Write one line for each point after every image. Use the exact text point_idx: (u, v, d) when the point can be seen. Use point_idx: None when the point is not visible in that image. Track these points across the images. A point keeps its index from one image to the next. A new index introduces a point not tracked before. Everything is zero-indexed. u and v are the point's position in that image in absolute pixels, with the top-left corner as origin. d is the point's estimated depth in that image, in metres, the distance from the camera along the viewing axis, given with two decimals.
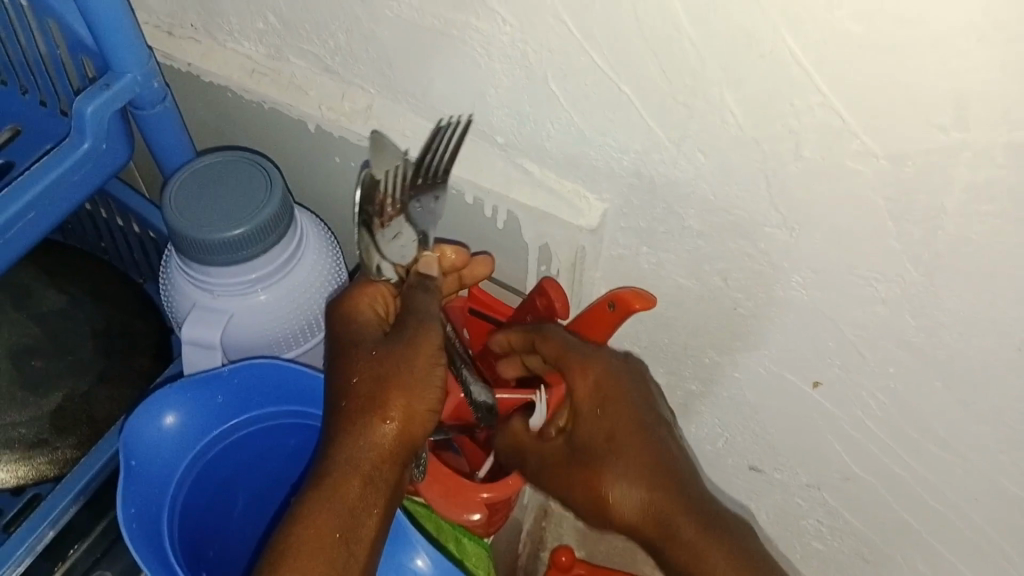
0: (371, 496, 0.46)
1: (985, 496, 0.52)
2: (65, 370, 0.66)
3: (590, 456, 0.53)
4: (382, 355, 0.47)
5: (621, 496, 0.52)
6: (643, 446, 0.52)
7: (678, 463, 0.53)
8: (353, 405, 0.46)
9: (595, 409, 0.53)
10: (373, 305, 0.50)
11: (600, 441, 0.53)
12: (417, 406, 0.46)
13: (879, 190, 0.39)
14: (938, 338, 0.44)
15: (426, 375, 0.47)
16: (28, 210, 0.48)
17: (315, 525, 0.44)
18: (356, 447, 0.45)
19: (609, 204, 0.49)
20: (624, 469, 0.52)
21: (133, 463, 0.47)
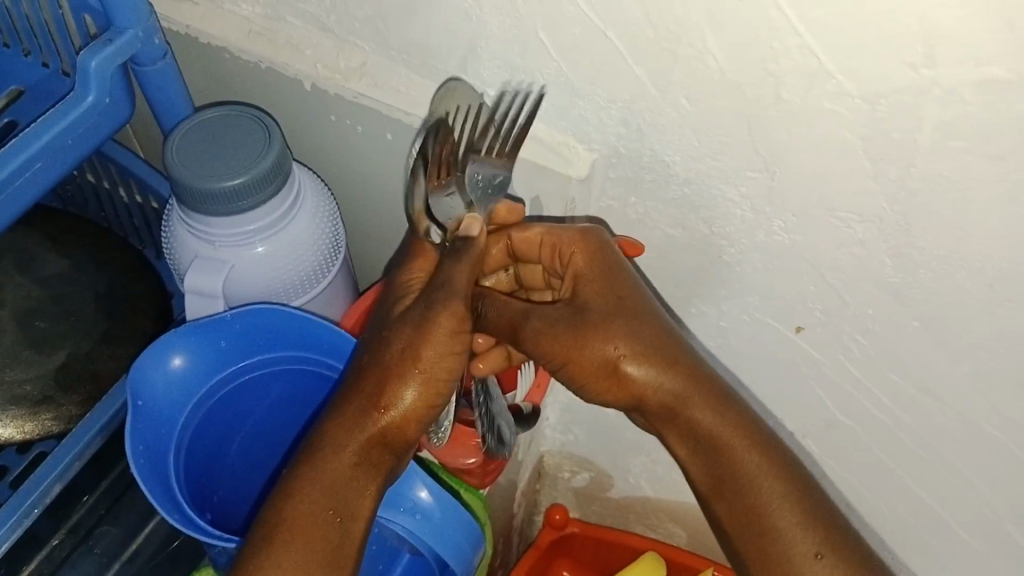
0: (361, 477, 0.47)
1: (962, 436, 0.54)
2: (68, 330, 0.67)
3: (596, 316, 0.49)
4: (394, 336, 0.48)
5: (633, 365, 0.48)
6: (648, 320, 0.49)
7: (681, 345, 0.50)
8: (357, 385, 0.48)
9: (599, 274, 0.50)
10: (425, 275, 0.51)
11: (606, 301, 0.49)
12: (415, 395, 0.47)
13: (853, 129, 0.40)
14: (913, 278, 0.46)
15: (430, 363, 0.47)
16: (35, 160, 0.49)
17: (303, 505, 0.46)
18: (350, 424, 0.47)
19: (597, 154, 0.51)
20: (639, 338, 0.49)
21: (140, 403, 0.49)
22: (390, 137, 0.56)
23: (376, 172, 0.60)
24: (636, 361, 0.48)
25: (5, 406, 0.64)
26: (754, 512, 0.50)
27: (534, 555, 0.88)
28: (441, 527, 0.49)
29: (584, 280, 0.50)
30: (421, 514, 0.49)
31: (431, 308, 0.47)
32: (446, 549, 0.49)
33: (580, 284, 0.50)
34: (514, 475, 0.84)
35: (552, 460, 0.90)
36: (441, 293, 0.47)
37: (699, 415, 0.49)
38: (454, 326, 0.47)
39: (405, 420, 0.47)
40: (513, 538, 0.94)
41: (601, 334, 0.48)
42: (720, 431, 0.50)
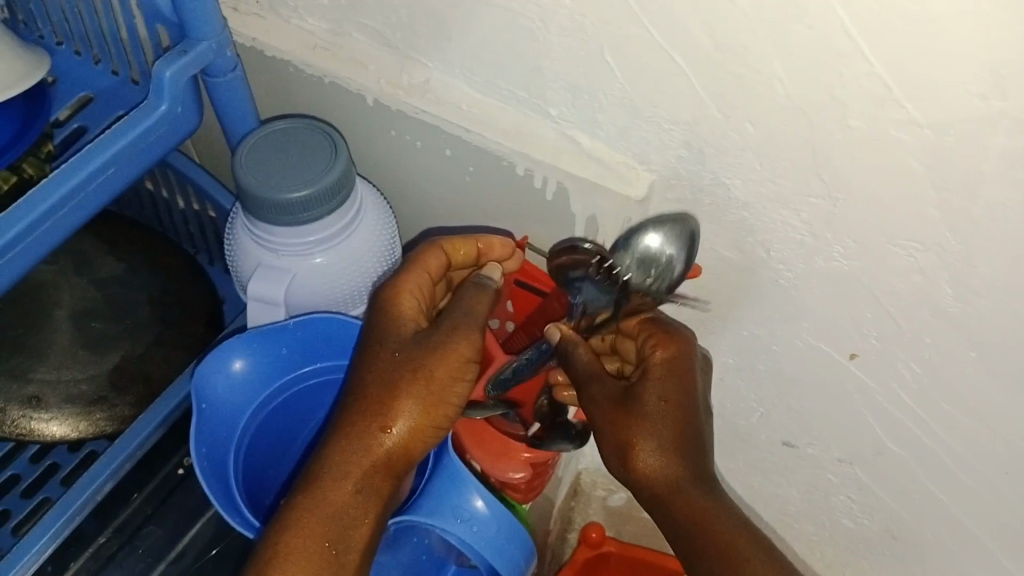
0: (361, 504, 0.48)
1: (1013, 468, 0.54)
2: (122, 333, 0.69)
3: (644, 408, 0.51)
4: (402, 358, 0.49)
5: (650, 455, 0.50)
6: (687, 420, 0.51)
7: (705, 444, 0.52)
8: (361, 406, 0.49)
9: (672, 375, 0.52)
10: (416, 293, 0.52)
11: (661, 397, 0.51)
12: (421, 419, 0.49)
13: (918, 157, 0.41)
14: (973, 308, 0.46)
15: (441, 386, 0.49)
16: (109, 165, 0.50)
17: (303, 534, 0.46)
18: (354, 447, 0.48)
19: (657, 175, 0.51)
20: (665, 434, 0.50)
21: (203, 406, 0.51)
22: (449, 154, 0.57)
23: (433, 187, 0.61)
24: (657, 454, 0.50)
25: (60, 404, 0.65)
26: None
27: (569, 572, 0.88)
28: (495, 538, 0.50)
29: (654, 373, 0.52)
30: (477, 526, 0.49)
31: (451, 333, 0.50)
32: (499, 559, 0.50)
33: (650, 378, 0.52)
34: (552, 491, 0.85)
35: (588, 478, 0.94)
36: (458, 319, 0.51)
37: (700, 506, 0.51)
38: (467, 353, 0.50)
39: (408, 444, 0.49)
40: (548, 555, 0.95)
41: (637, 428, 0.51)
42: (721, 526, 0.50)
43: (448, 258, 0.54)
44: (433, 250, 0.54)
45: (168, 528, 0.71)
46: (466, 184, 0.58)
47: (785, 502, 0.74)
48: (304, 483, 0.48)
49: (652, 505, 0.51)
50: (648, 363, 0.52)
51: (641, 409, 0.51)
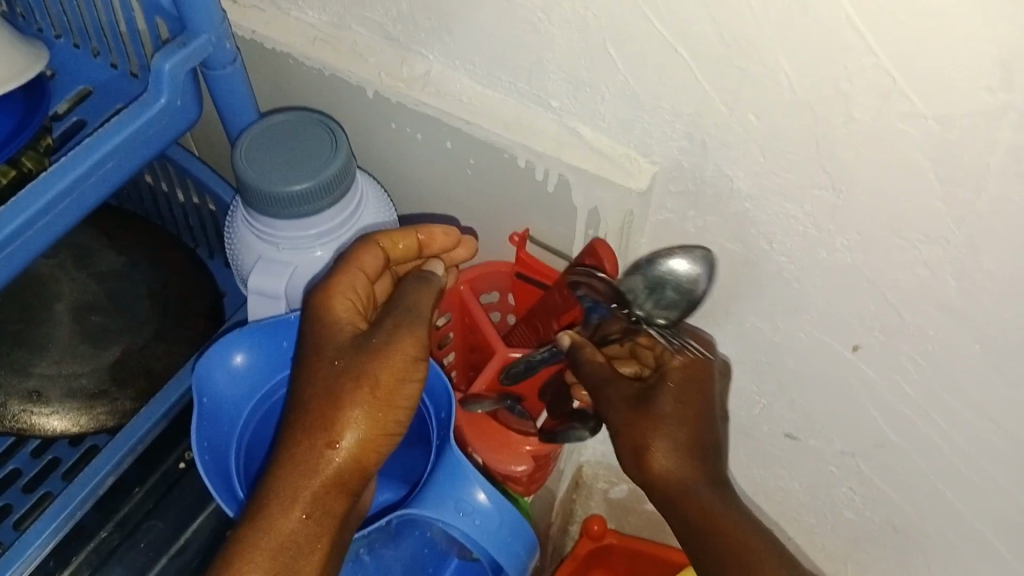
0: (313, 527, 0.47)
1: (1016, 461, 0.54)
2: (123, 326, 0.69)
3: (661, 409, 0.53)
4: (343, 367, 0.49)
5: (666, 455, 0.52)
6: (703, 422, 0.53)
7: (719, 447, 0.54)
8: (304, 421, 0.48)
9: (690, 378, 0.53)
10: (350, 295, 0.52)
11: (678, 398, 0.53)
12: (369, 429, 0.48)
13: (923, 151, 0.40)
14: (977, 302, 0.46)
15: (388, 392, 0.49)
16: (109, 159, 0.50)
17: (254, 567, 0.46)
18: (299, 470, 0.47)
19: (659, 167, 0.51)
20: (678, 435, 0.52)
21: (205, 399, 0.51)
22: (450, 145, 0.56)
23: (433, 180, 0.61)
24: (673, 454, 0.52)
25: (61, 399, 0.65)
26: None
27: (571, 565, 0.88)
28: (497, 532, 0.49)
29: (672, 377, 0.53)
30: (479, 518, 0.49)
31: (394, 334, 0.50)
32: (502, 553, 0.50)
33: (669, 381, 0.53)
34: (554, 484, 0.85)
35: (591, 470, 0.93)
36: (399, 318, 0.51)
37: (713, 504, 0.51)
38: (412, 353, 0.50)
39: (359, 456, 0.48)
40: (549, 547, 0.95)
41: (653, 429, 0.52)
42: (735, 524, 0.51)
43: (387, 255, 0.54)
44: (370, 248, 0.53)
45: (170, 522, 0.71)
46: (467, 176, 0.58)
47: (787, 494, 0.74)
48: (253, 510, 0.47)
49: (663, 505, 0.53)
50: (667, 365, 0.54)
51: (658, 409, 0.53)
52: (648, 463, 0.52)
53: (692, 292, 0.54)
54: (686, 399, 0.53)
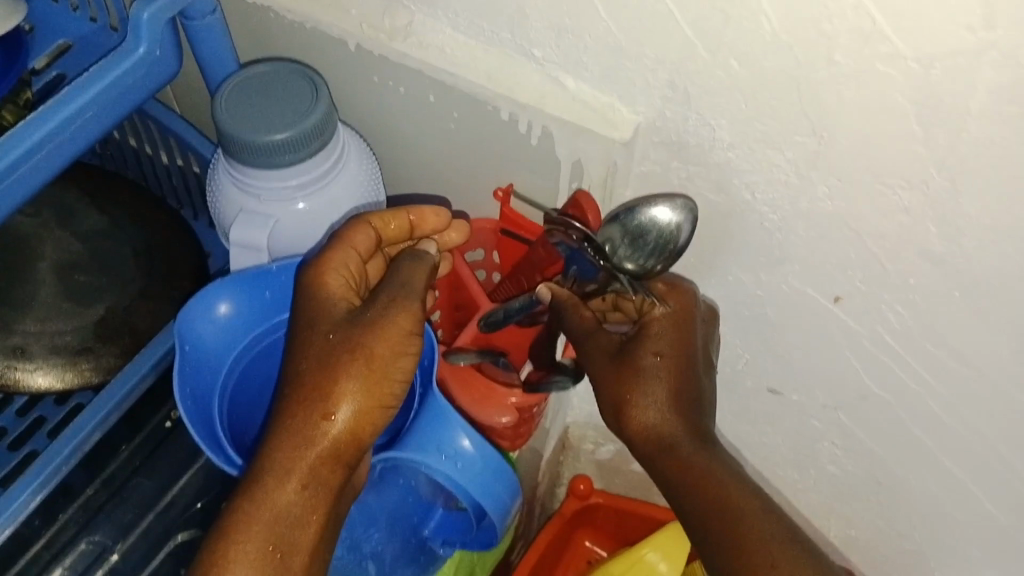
0: (309, 499, 0.48)
1: (997, 410, 0.54)
2: (106, 285, 0.68)
3: (641, 365, 0.53)
4: (337, 340, 0.49)
5: (647, 410, 0.53)
6: (684, 372, 0.53)
7: (704, 395, 0.55)
8: (298, 395, 0.48)
9: (671, 330, 0.53)
10: (342, 271, 0.52)
11: (658, 354, 0.53)
12: (364, 401, 0.48)
13: (907, 94, 0.40)
14: (959, 248, 0.46)
15: (383, 364, 0.49)
16: (88, 107, 0.50)
17: (252, 537, 0.47)
18: (296, 443, 0.48)
19: (642, 117, 0.51)
20: (661, 392, 0.53)
21: (188, 348, 0.51)
22: (432, 99, 0.56)
23: (416, 136, 0.60)
24: (655, 409, 0.53)
25: (45, 354, 0.65)
26: (734, 554, 0.52)
27: (558, 523, 0.89)
28: (481, 475, 0.50)
29: (653, 332, 0.54)
30: (461, 462, 0.49)
31: (388, 307, 0.50)
32: (486, 497, 0.50)
33: (648, 334, 0.54)
34: (540, 444, 0.85)
35: (578, 431, 0.91)
36: (395, 292, 0.51)
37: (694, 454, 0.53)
38: (407, 326, 0.50)
39: (355, 429, 0.48)
40: (536, 507, 0.96)
41: (635, 387, 0.53)
42: (715, 473, 0.53)
43: (379, 233, 0.54)
44: (361, 228, 0.54)
45: (156, 480, 0.72)
46: (450, 130, 0.57)
47: (771, 450, 0.74)
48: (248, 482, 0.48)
49: (653, 461, 0.54)
50: (649, 318, 0.54)
51: (638, 365, 0.53)
52: (630, 417, 0.53)
53: (672, 244, 0.52)
54: (666, 352, 0.53)
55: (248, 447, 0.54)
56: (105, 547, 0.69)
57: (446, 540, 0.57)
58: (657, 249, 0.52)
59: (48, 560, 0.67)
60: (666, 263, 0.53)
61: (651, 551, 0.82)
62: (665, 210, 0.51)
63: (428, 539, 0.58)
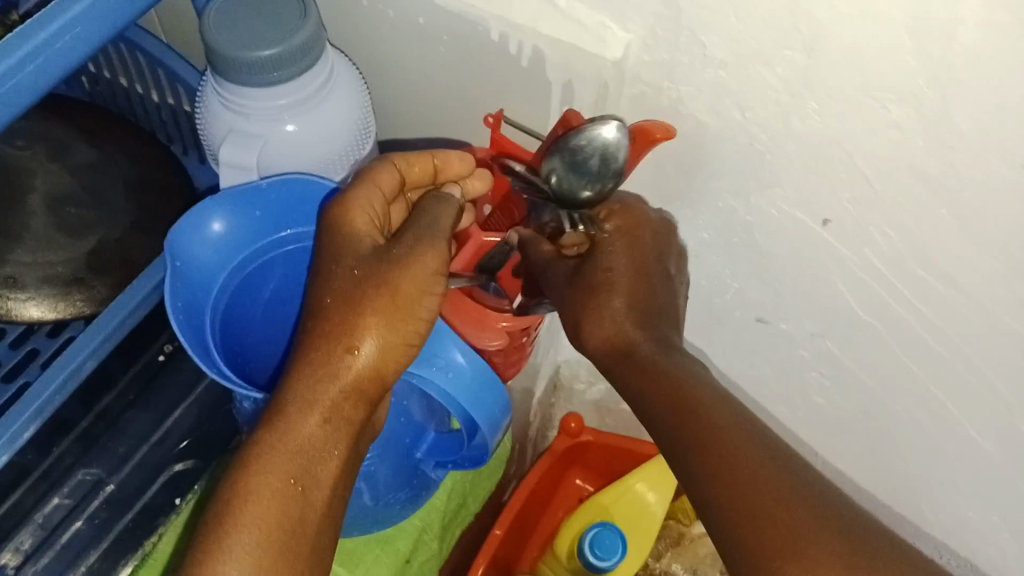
0: (331, 433, 0.48)
1: (982, 333, 0.55)
2: (97, 219, 0.68)
3: (594, 279, 0.56)
4: (363, 275, 0.48)
5: (604, 322, 0.56)
6: (638, 281, 0.56)
7: (660, 306, 0.57)
8: (322, 328, 0.48)
9: (620, 242, 0.57)
10: (368, 209, 0.51)
11: (609, 265, 0.56)
12: (389, 337, 0.48)
13: (898, 3, 0.40)
14: (947, 163, 0.46)
15: (410, 302, 0.48)
16: (74, 24, 0.49)
17: (273, 468, 0.47)
18: (320, 376, 0.47)
19: (633, 36, 0.50)
20: (615, 306, 0.56)
21: (179, 264, 0.51)
22: (423, 22, 0.55)
23: (406, 61, 0.59)
24: (612, 321, 0.56)
25: (37, 285, 0.65)
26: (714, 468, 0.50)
27: (549, 459, 0.92)
28: (471, 388, 0.50)
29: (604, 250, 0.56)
30: (454, 372, 0.50)
31: (415, 246, 0.49)
32: (476, 410, 0.51)
33: (599, 252, 0.56)
34: (531, 381, 0.86)
35: (568, 370, 0.92)
36: (421, 231, 0.50)
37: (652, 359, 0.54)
38: (434, 266, 0.49)
39: (378, 365, 0.48)
40: (528, 445, 0.97)
41: (592, 304, 0.55)
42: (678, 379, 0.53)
43: (403, 175, 0.53)
44: (386, 167, 0.53)
45: (151, 412, 0.72)
46: (441, 54, 0.57)
47: (759, 382, 0.75)
48: (270, 413, 0.47)
49: (618, 376, 0.55)
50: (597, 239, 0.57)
51: (593, 279, 0.56)
52: (589, 332, 0.56)
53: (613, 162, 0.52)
54: (619, 263, 0.56)
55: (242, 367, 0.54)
56: (99, 478, 0.69)
57: (439, 462, 0.58)
58: (602, 171, 0.53)
59: (46, 487, 0.67)
60: (616, 179, 0.53)
61: (639, 481, 0.89)
62: (602, 127, 0.50)
63: (420, 462, 0.59)
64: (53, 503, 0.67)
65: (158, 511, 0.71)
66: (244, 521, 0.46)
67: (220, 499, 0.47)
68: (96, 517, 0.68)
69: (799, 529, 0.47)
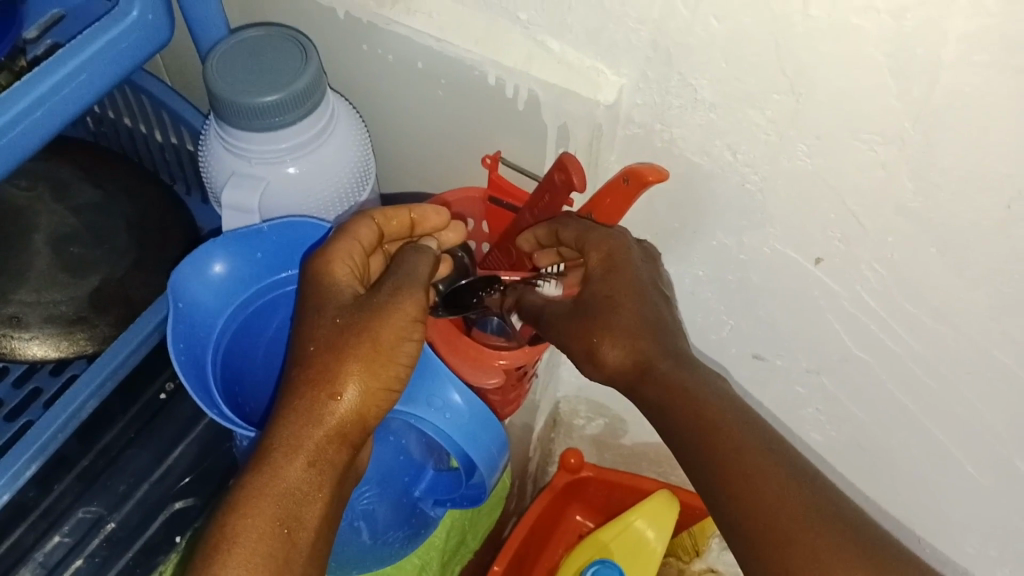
0: (315, 479, 0.47)
1: (975, 367, 0.56)
2: (101, 257, 0.69)
3: (593, 310, 0.56)
4: (345, 322, 0.49)
5: (613, 348, 0.55)
6: (640, 304, 0.55)
7: (667, 323, 0.56)
8: (307, 375, 0.48)
9: (610, 271, 0.56)
10: (349, 260, 0.52)
11: (603, 293, 0.56)
12: (372, 382, 0.48)
13: (881, 47, 0.41)
14: (933, 201, 0.47)
15: (390, 348, 0.49)
16: (80, 71, 0.50)
17: (257, 513, 0.46)
18: (303, 422, 0.47)
19: (625, 80, 0.51)
20: (618, 323, 0.55)
21: (181, 305, 0.52)
22: (421, 66, 0.56)
23: (405, 103, 0.60)
24: (616, 344, 0.55)
25: (41, 324, 0.65)
26: (725, 476, 0.52)
27: (549, 496, 0.92)
28: (468, 427, 0.51)
29: (596, 272, 0.56)
30: (450, 413, 0.51)
31: (395, 293, 0.50)
32: (474, 450, 0.51)
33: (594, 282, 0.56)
34: (530, 418, 0.86)
35: (567, 406, 0.92)
36: (401, 280, 0.51)
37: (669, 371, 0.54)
38: (414, 312, 0.50)
39: (361, 409, 0.48)
40: (526, 481, 0.97)
41: (593, 326, 0.56)
42: (706, 403, 0.53)
43: (382, 229, 0.54)
44: (365, 222, 0.53)
45: (150, 450, 0.72)
46: (438, 97, 0.58)
47: None
48: (254, 458, 0.47)
49: (644, 395, 0.55)
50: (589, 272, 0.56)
51: (592, 311, 0.56)
52: (602, 361, 0.56)
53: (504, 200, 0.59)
54: (616, 291, 0.56)
55: (238, 407, 0.55)
56: (100, 516, 0.69)
57: (437, 501, 0.59)
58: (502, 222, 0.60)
59: (47, 525, 0.67)
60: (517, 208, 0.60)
61: (639, 518, 0.88)
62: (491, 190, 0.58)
63: (418, 501, 0.60)
64: (54, 541, 0.68)
65: (157, 548, 0.72)
66: (228, 567, 0.45)
67: (202, 547, 0.46)
68: (96, 555, 0.69)
69: (823, 557, 0.49)
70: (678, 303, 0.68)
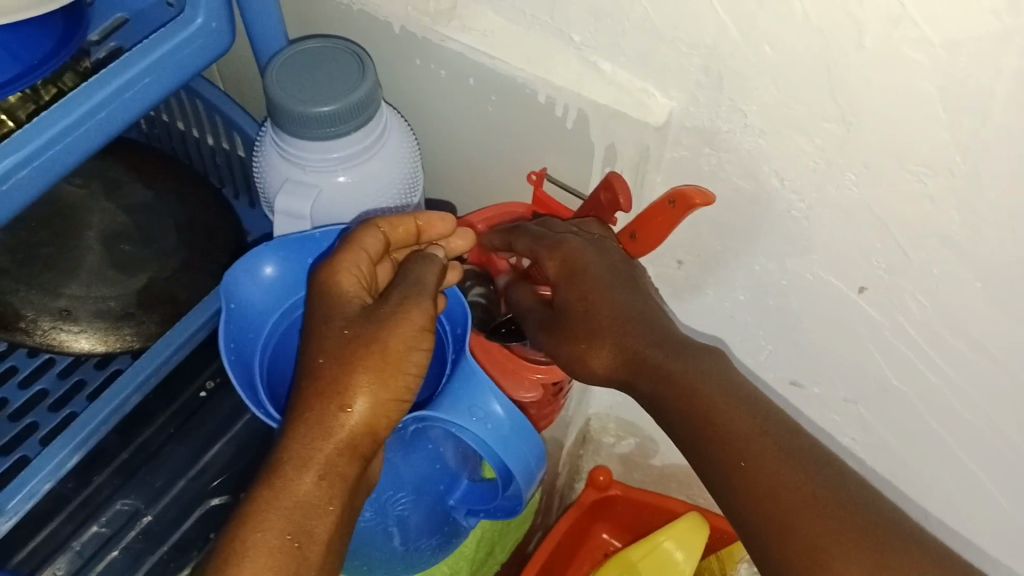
0: (325, 492, 0.47)
1: (1016, 403, 0.55)
2: (150, 256, 0.70)
3: (566, 318, 0.56)
4: (353, 334, 0.48)
5: (599, 357, 0.55)
6: (610, 304, 0.55)
7: (648, 314, 0.55)
8: (315, 387, 0.47)
9: (570, 278, 0.56)
10: (356, 270, 0.51)
11: (571, 299, 0.56)
12: (381, 393, 0.48)
13: (933, 81, 0.42)
14: (980, 235, 0.47)
15: (398, 359, 0.48)
16: (144, 75, 0.52)
17: (267, 528, 0.46)
18: (312, 436, 0.46)
19: (675, 102, 0.52)
20: (588, 330, 0.55)
21: (233, 305, 0.53)
22: (472, 82, 0.57)
23: (455, 116, 0.61)
24: (598, 353, 0.55)
25: (90, 318, 0.66)
26: (733, 477, 0.50)
27: (576, 513, 0.92)
28: (507, 438, 0.52)
29: (561, 281, 0.56)
30: (491, 424, 0.51)
31: (403, 303, 0.49)
32: (512, 461, 0.52)
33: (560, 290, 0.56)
34: (560, 433, 0.86)
35: (598, 424, 0.92)
36: (408, 289, 0.50)
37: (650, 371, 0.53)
38: (421, 322, 0.49)
39: (371, 421, 0.47)
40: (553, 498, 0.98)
41: (575, 336, 0.55)
42: (720, 402, 0.51)
43: (389, 237, 0.54)
44: (371, 230, 0.53)
45: (187, 448, 0.73)
46: (488, 113, 0.59)
47: None
48: (266, 472, 0.47)
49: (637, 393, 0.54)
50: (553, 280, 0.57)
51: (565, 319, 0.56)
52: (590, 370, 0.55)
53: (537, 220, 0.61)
54: (584, 294, 0.55)
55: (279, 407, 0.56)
56: (137, 509, 0.70)
57: (470, 509, 0.60)
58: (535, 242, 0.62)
59: (85, 515, 0.69)
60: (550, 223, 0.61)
61: (667, 539, 0.88)
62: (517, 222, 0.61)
63: (452, 508, 0.61)
64: (91, 531, 0.69)
65: (192, 544, 0.71)
66: None
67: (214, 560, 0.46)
68: (131, 548, 0.69)
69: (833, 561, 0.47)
70: (717, 325, 0.68)
